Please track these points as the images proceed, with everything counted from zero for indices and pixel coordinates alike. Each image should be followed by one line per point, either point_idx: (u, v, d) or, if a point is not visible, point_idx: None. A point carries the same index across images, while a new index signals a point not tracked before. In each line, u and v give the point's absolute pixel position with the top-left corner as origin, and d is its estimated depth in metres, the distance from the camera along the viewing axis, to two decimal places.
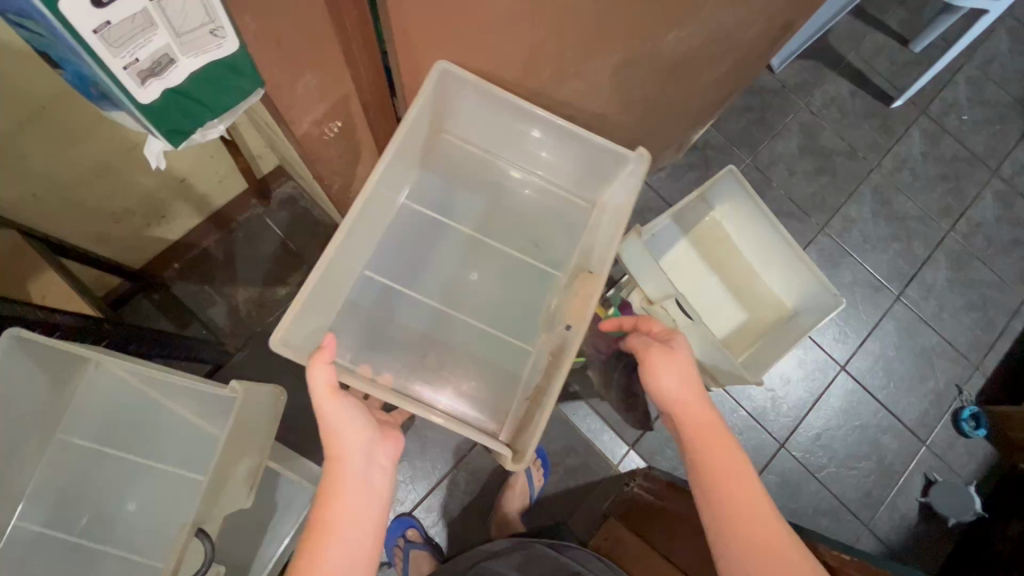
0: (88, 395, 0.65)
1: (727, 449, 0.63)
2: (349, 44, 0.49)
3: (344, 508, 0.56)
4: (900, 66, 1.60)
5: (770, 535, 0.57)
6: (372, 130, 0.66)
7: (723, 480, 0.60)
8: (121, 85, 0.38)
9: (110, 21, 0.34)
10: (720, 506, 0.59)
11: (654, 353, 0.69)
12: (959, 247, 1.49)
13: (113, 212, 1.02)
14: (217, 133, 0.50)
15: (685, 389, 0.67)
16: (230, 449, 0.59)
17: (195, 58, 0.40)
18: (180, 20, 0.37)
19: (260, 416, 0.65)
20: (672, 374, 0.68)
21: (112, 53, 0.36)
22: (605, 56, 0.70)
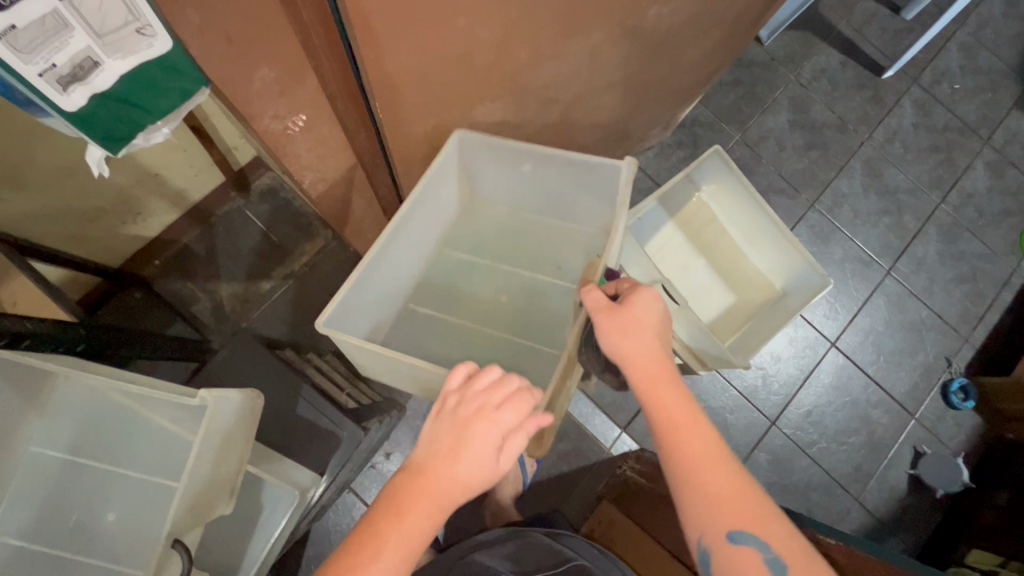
0: (59, 406, 0.64)
1: (681, 399, 0.63)
2: (306, 34, 0.46)
3: (425, 511, 0.54)
4: (891, 34, 1.56)
5: (724, 483, 0.58)
6: (343, 127, 0.63)
7: (677, 430, 0.61)
8: (42, 93, 0.37)
9: (16, 25, 0.33)
10: (677, 457, 0.60)
11: (602, 315, 0.67)
12: (949, 219, 1.48)
13: (86, 211, 0.99)
14: (162, 138, 0.49)
15: (644, 345, 0.65)
16: (203, 457, 0.60)
17: (122, 59, 0.39)
18: (100, 21, 0.36)
19: (235, 425, 0.65)
20: (629, 336, 0.65)
21: (24, 60, 0.34)
22: (584, 33, 0.67)
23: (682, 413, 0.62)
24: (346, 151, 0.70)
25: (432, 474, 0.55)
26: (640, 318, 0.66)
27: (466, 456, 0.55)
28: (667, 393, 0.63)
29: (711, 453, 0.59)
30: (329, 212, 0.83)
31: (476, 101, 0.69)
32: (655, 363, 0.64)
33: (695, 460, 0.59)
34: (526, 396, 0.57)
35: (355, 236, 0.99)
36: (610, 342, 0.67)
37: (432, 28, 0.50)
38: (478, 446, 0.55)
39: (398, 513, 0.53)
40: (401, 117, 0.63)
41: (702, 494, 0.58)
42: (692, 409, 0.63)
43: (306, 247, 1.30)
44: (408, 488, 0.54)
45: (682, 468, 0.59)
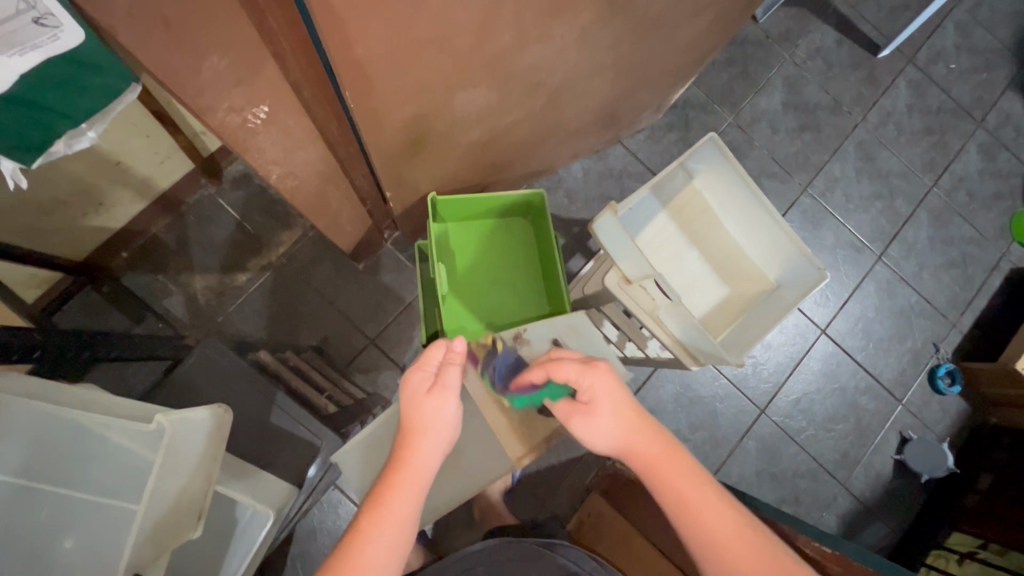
0: (9, 430, 0.59)
1: (695, 478, 0.60)
2: (262, 16, 0.41)
3: (405, 481, 0.58)
4: (887, 11, 1.51)
5: (753, 561, 0.56)
6: (311, 116, 0.58)
7: (700, 513, 0.58)
8: None
9: None
10: (701, 545, 0.57)
11: (576, 421, 0.65)
12: (941, 203, 1.46)
13: (42, 204, 0.92)
14: (88, 139, 0.52)
15: (639, 427, 0.63)
16: (165, 480, 0.61)
17: (20, 55, 0.37)
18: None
19: (196, 447, 0.66)
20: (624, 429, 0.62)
21: None
22: (572, 15, 0.62)
23: (687, 486, 0.59)
24: (316, 143, 0.65)
25: (408, 443, 0.60)
26: (602, 408, 0.63)
27: (411, 403, 0.61)
28: (678, 475, 0.60)
29: (734, 529, 0.57)
30: (304, 207, 0.78)
31: (457, 88, 0.64)
32: (647, 440, 0.62)
33: (712, 539, 0.57)
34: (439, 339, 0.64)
35: (334, 230, 0.93)
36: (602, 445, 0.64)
37: (404, 9, 0.44)
38: (416, 396, 0.61)
39: (379, 495, 0.57)
40: (375, 107, 0.58)
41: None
42: (707, 486, 0.60)
43: (283, 237, 1.24)
44: (387, 467, 0.59)
45: (709, 553, 0.57)
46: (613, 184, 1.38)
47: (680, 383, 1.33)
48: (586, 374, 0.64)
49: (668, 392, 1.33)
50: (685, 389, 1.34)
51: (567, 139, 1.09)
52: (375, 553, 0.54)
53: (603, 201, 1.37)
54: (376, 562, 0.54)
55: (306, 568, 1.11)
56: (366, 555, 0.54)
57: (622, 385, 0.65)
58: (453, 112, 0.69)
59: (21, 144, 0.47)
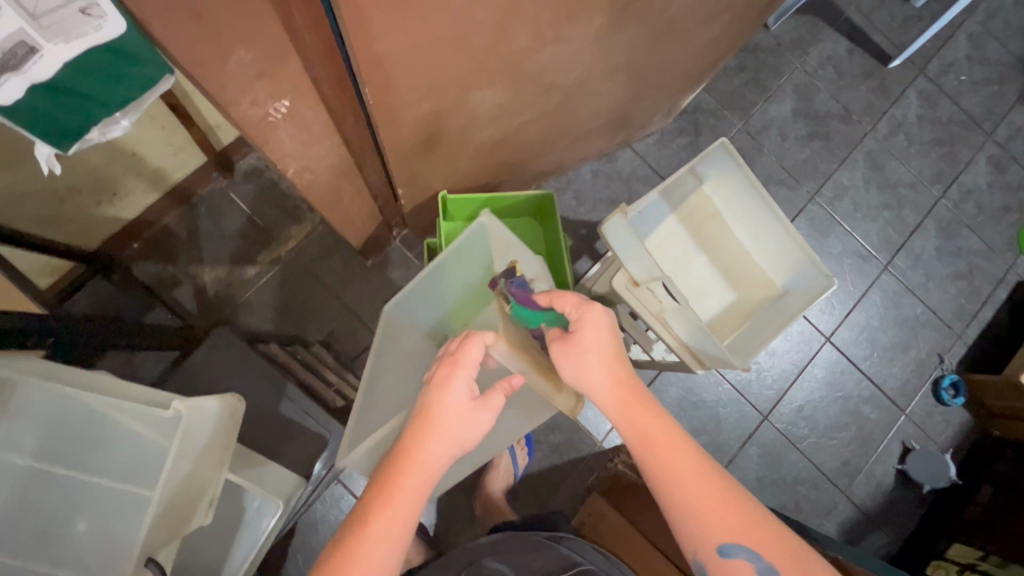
0: (19, 411, 0.59)
1: (657, 416, 0.62)
2: (287, 12, 0.41)
3: (411, 481, 0.58)
4: (899, 22, 1.51)
5: (706, 496, 0.57)
6: (330, 111, 0.59)
7: (661, 449, 0.59)
8: None
9: None
10: (659, 479, 0.59)
11: (556, 351, 0.66)
12: (949, 214, 1.46)
13: (57, 191, 0.93)
14: (119, 130, 0.53)
15: (610, 362, 0.64)
16: (180, 465, 0.62)
17: (64, 43, 0.38)
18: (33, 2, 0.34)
19: (210, 432, 0.67)
20: (596, 366, 0.64)
21: None
22: (588, 17, 0.63)
23: (659, 430, 0.61)
24: (333, 138, 0.65)
25: (428, 440, 0.60)
26: (586, 339, 0.64)
27: (444, 406, 0.61)
28: (644, 415, 0.62)
29: (695, 472, 0.58)
30: (317, 202, 0.79)
31: (472, 88, 0.64)
32: (619, 385, 0.63)
33: (676, 479, 0.58)
34: (480, 337, 0.65)
35: (344, 224, 0.94)
36: (571, 377, 0.65)
37: (426, 6, 0.45)
38: (456, 400, 0.61)
39: (390, 494, 0.57)
40: (392, 105, 0.59)
41: (686, 508, 0.57)
42: (670, 428, 0.61)
43: (293, 231, 1.25)
44: (396, 466, 0.59)
45: (664, 486, 0.58)
46: (622, 188, 1.39)
47: (684, 387, 1.34)
48: (582, 309, 0.65)
49: (671, 395, 1.33)
50: (688, 393, 1.34)
51: (577, 141, 1.10)
52: (379, 553, 0.55)
53: (612, 203, 1.38)
54: (379, 563, 0.54)
55: (308, 561, 1.11)
56: (371, 555, 0.54)
57: (613, 326, 0.65)
58: (467, 111, 0.70)
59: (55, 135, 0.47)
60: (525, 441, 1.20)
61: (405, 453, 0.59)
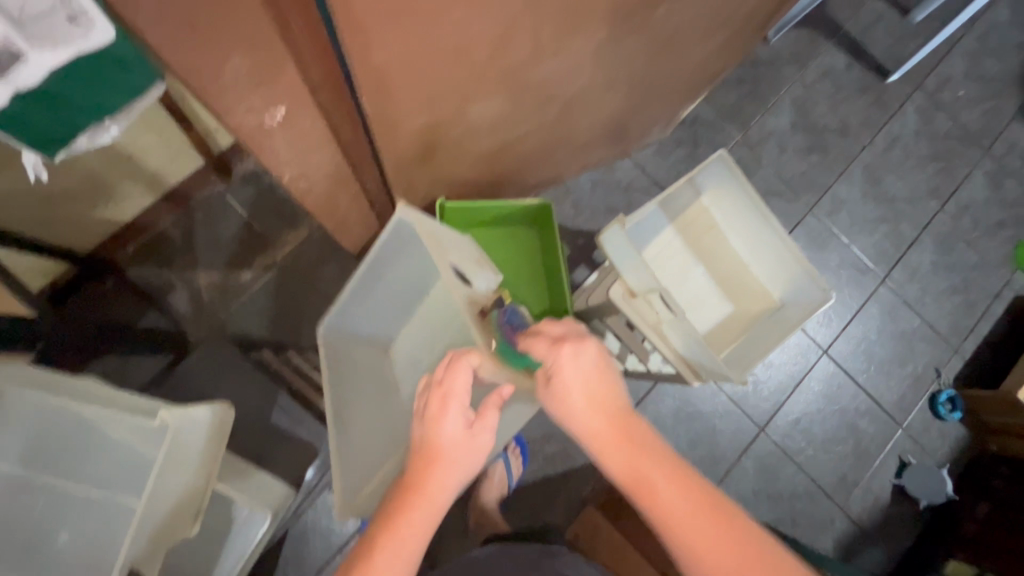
0: (5, 418, 0.58)
1: (653, 457, 0.58)
2: (285, 21, 0.41)
3: (416, 510, 0.58)
4: (897, 37, 1.52)
5: (708, 545, 0.53)
6: (327, 119, 0.58)
7: (657, 495, 0.56)
8: None
9: None
10: (661, 526, 0.56)
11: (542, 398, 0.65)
12: (946, 229, 1.46)
13: (51, 194, 0.92)
14: (108, 135, 0.53)
15: (594, 404, 0.61)
16: (167, 476, 0.61)
17: (51, 51, 0.38)
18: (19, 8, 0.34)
19: (199, 442, 0.66)
20: (581, 411, 0.61)
21: None
22: (587, 31, 0.63)
23: (653, 469, 0.57)
24: (330, 146, 0.65)
25: (431, 471, 0.59)
26: (566, 386, 0.62)
27: (442, 437, 0.60)
28: (638, 460, 0.58)
29: (698, 518, 0.54)
30: (313, 209, 0.78)
31: (471, 98, 0.64)
32: (608, 424, 0.60)
33: (675, 527, 0.55)
34: (465, 360, 0.63)
35: (341, 231, 0.94)
36: (559, 422, 0.64)
37: (423, 16, 0.45)
38: (452, 432, 0.60)
39: (391, 530, 0.57)
40: (390, 116, 0.58)
41: (690, 557, 0.54)
42: (670, 469, 0.57)
43: (289, 236, 1.24)
44: (403, 498, 0.59)
45: (667, 533, 0.55)
46: (620, 198, 1.39)
47: (680, 398, 1.33)
48: (554, 353, 0.63)
49: (667, 407, 1.33)
50: (685, 404, 1.33)
51: (576, 151, 1.10)
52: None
53: (610, 213, 1.37)
54: None
55: (298, 571, 1.10)
56: None
57: (594, 366, 0.63)
58: (466, 122, 0.70)
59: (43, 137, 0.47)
60: (520, 450, 1.19)
61: (412, 481, 0.59)
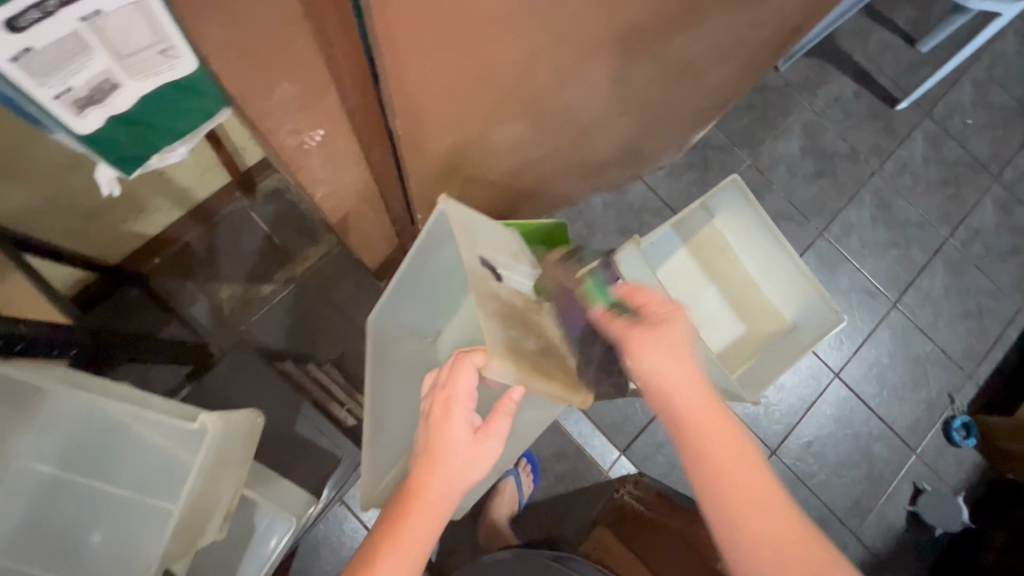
0: (48, 420, 0.63)
1: (734, 433, 0.62)
2: (331, 52, 0.45)
3: (419, 516, 0.60)
4: (905, 66, 1.56)
5: (781, 528, 0.57)
6: (361, 140, 0.61)
7: (732, 470, 0.60)
8: (56, 114, 0.40)
9: (31, 48, 0.34)
10: (728, 499, 0.59)
11: (637, 336, 0.67)
12: (957, 254, 1.47)
13: (86, 208, 0.96)
14: (176, 156, 0.56)
15: (684, 369, 0.65)
16: (204, 477, 0.62)
17: (142, 80, 0.41)
18: (122, 45, 0.37)
19: (234, 442, 0.67)
20: (676, 368, 0.64)
21: (38, 83, 0.37)
22: (607, 61, 0.67)
23: (732, 450, 0.61)
24: (361, 165, 0.68)
25: (432, 478, 0.60)
26: (669, 339, 0.65)
27: (445, 444, 0.60)
28: (725, 430, 0.62)
29: (768, 498, 0.58)
30: (339, 224, 0.81)
31: (495, 122, 0.68)
32: (704, 398, 0.63)
33: (747, 504, 0.58)
34: (468, 360, 0.61)
35: (363, 246, 0.96)
36: (649, 367, 0.65)
37: (459, 48, 0.48)
38: (457, 438, 0.60)
39: (395, 535, 0.59)
40: (421, 139, 0.61)
41: (753, 536, 0.57)
42: (749, 452, 0.61)
43: (310, 252, 1.27)
44: (405, 503, 0.60)
45: (734, 508, 0.58)
46: (632, 219, 1.41)
47: None
48: (671, 309, 0.68)
49: None
50: None
51: (591, 173, 1.13)
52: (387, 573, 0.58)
53: (623, 233, 1.40)
54: None
55: None
56: None
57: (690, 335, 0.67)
58: (489, 144, 0.73)
59: (122, 158, 0.50)
60: (531, 468, 1.20)
61: (411, 488, 0.60)
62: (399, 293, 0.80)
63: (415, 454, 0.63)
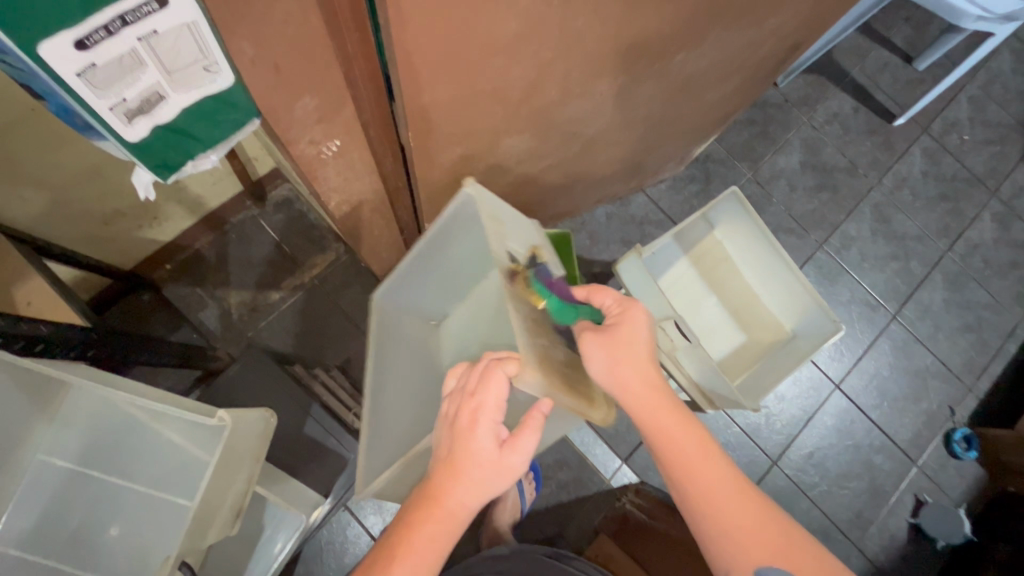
0: (70, 416, 0.67)
1: (688, 424, 0.63)
2: (350, 67, 0.47)
3: (435, 522, 0.60)
4: (903, 83, 1.59)
5: (739, 511, 0.60)
6: (374, 150, 0.64)
7: (692, 463, 0.61)
8: (108, 123, 0.43)
9: (95, 63, 0.37)
10: (691, 491, 0.61)
11: (589, 338, 0.67)
12: (956, 267, 1.49)
13: (103, 214, 0.99)
14: (209, 164, 0.57)
15: (636, 372, 0.64)
16: (219, 473, 0.64)
17: (185, 92, 0.44)
18: (170, 59, 0.40)
19: (247, 439, 0.69)
20: (630, 369, 0.65)
21: (96, 94, 0.39)
22: (610, 78, 0.69)
23: (691, 443, 0.62)
24: (374, 175, 0.71)
25: (453, 485, 0.61)
26: (624, 336, 0.66)
27: (469, 453, 0.60)
28: (676, 423, 0.63)
29: (726, 484, 0.61)
30: (350, 231, 0.84)
31: (502, 135, 0.70)
32: (657, 394, 0.64)
33: (710, 496, 0.60)
34: (500, 369, 0.63)
35: (371, 254, 0.99)
36: (600, 369, 0.66)
37: (471, 64, 0.51)
38: (482, 447, 0.61)
39: (411, 537, 0.60)
40: (432, 150, 0.64)
41: (717, 522, 0.60)
42: (703, 438, 0.63)
43: (318, 259, 1.30)
44: (423, 509, 0.61)
45: (694, 498, 0.61)
46: (635, 230, 1.44)
47: None
48: (623, 306, 0.69)
49: None
50: None
51: (594, 185, 1.16)
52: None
53: (625, 245, 1.42)
54: None
55: None
56: None
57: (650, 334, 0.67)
58: (496, 156, 0.76)
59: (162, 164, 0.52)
60: (533, 475, 1.21)
61: (432, 494, 0.61)
62: (408, 275, 0.89)
63: (438, 461, 0.63)
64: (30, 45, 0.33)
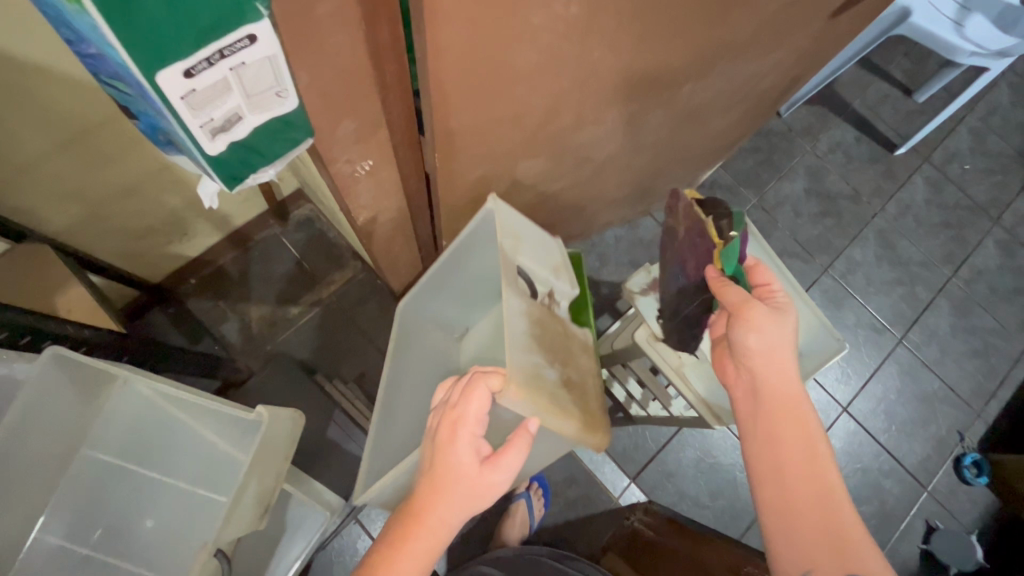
0: (112, 412, 0.71)
1: (806, 432, 0.62)
2: (387, 94, 0.53)
3: (417, 539, 0.61)
4: (903, 114, 1.64)
5: (830, 524, 0.57)
6: (402, 169, 0.69)
7: (794, 466, 0.61)
8: (195, 141, 0.46)
9: (194, 89, 0.41)
10: (783, 488, 0.60)
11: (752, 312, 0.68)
12: (961, 293, 1.51)
13: (139, 229, 1.05)
14: (267, 176, 0.59)
15: (776, 363, 0.66)
16: (256, 469, 0.68)
17: (261, 114, 0.47)
18: (252, 85, 0.44)
19: (280, 440, 0.74)
20: (771, 357, 0.66)
21: (193, 115, 0.43)
22: (620, 107, 0.75)
23: (800, 447, 0.62)
24: (398, 194, 0.76)
25: (433, 501, 0.61)
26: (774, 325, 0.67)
27: (449, 468, 0.61)
28: (792, 425, 0.63)
29: (813, 501, 0.59)
30: (373, 246, 0.88)
31: (520, 158, 0.75)
32: (787, 386, 0.65)
33: (802, 504, 0.59)
34: (482, 384, 0.65)
35: (390, 269, 1.03)
36: (747, 342, 0.67)
37: (495, 93, 0.56)
38: (462, 462, 0.61)
39: (392, 557, 0.60)
40: (454, 172, 0.69)
41: (801, 523, 0.58)
42: (817, 451, 0.61)
43: (336, 276, 1.35)
44: (406, 526, 0.61)
45: (786, 499, 0.60)
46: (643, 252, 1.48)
47: (699, 446, 1.32)
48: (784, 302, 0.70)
49: (688, 458, 1.32)
50: (704, 454, 1.32)
51: (604, 208, 1.21)
52: None
53: (633, 266, 1.46)
54: None
55: None
56: None
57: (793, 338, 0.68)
58: (513, 178, 0.81)
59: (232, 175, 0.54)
60: (542, 492, 1.23)
61: (413, 510, 0.62)
62: (426, 290, 0.93)
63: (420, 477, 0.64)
64: (151, 70, 0.38)
